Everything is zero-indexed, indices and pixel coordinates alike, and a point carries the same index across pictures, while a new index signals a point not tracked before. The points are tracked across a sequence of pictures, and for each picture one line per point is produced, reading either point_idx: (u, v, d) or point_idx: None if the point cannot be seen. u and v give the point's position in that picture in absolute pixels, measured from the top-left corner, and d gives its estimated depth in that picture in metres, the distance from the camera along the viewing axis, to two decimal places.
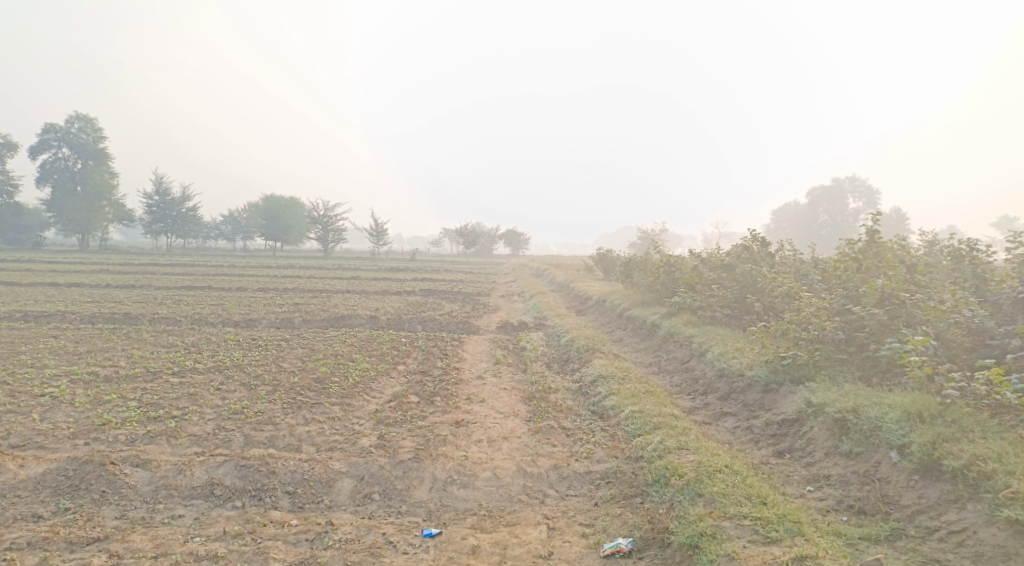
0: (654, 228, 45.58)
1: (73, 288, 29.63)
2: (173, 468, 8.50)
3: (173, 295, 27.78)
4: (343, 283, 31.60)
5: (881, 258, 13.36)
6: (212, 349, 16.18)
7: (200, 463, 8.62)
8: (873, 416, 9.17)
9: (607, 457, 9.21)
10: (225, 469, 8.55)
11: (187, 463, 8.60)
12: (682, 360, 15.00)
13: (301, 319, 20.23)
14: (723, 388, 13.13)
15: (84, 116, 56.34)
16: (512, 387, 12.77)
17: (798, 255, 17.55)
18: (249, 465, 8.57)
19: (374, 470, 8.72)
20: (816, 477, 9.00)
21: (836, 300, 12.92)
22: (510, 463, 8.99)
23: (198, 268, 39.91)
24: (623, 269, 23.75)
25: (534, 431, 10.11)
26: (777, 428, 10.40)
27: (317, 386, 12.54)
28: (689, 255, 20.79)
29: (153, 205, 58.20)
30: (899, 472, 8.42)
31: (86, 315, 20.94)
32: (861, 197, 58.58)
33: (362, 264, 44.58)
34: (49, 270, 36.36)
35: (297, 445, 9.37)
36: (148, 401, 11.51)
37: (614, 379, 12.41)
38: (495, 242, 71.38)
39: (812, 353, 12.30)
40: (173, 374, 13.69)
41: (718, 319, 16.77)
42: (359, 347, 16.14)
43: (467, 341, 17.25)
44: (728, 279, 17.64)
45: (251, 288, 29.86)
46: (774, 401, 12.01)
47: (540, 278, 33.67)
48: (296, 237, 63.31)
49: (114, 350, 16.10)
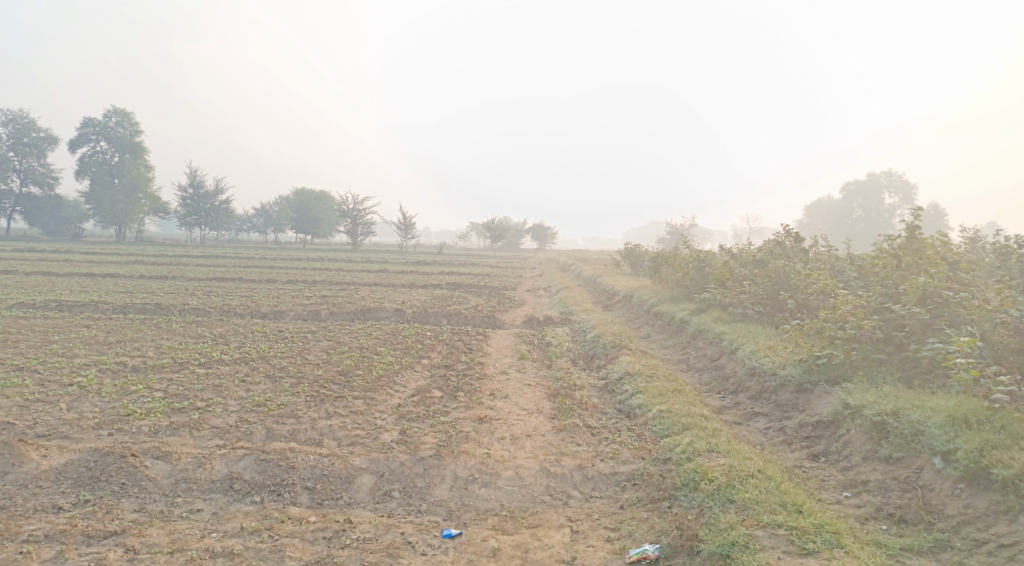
0: (684, 223, 44.95)
1: (108, 278, 30.01)
2: (193, 461, 8.43)
3: (204, 286, 27.99)
4: (370, 276, 31.66)
5: (922, 254, 12.90)
6: (239, 340, 16.20)
7: (220, 456, 8.54)
8: (915, 420, 8.80)
9: (634, 458, 8.95)
10: (244, 463, 8.46)
11: (206, 456, 8.52)
12: (712, 358, 14.66)
13: (328, 311, 20.22)
14: (754, 387, 12.79)
15: (121, 110, 57.14)
16: (537, 382, 12.57)
17: (833, 251, 17.09)
18: (268, 459, 8.47)
19: (395, 467, 8.56)
20: (853, 482, 8.66)
21: (873, 298, 12.50)
22: (534, 462, 8.78)
23: (230, 260, 40.31)
24: (651, 264, 23.40)
25: (559, 429, 9.89)
26: (811, 430, 10.06)
27: (340, 379, 12.44)
28: (720, 250, 20.37)
29: (187, 197, 58.93)
30: (943, 480, 8.04)
31: (117, 305, 21.14)
32: (897, 192, 57.32)
33: (390, 258, 44.66)
34: (86, 261, 36.94)
35: (318, 439, 9.26)
36: (173, 392, 11.50)
37: (642, 377, 12.12)
38: (523, 236, 71.15)
39: (848, 352, 11.94)
40: (199, 365, 13.70)
41: (750, 316, 16.38)
42: (384, 341, 16.05)
43: (492, 336, 17.08)
44: (760, 276, 17.23)
45: (280, 280, 30.03)
46: (808, 402, 11.64)
47: (567, 272, 33.41)
48: (325, 230, 63.73)
49: (143, 340, 16.18)
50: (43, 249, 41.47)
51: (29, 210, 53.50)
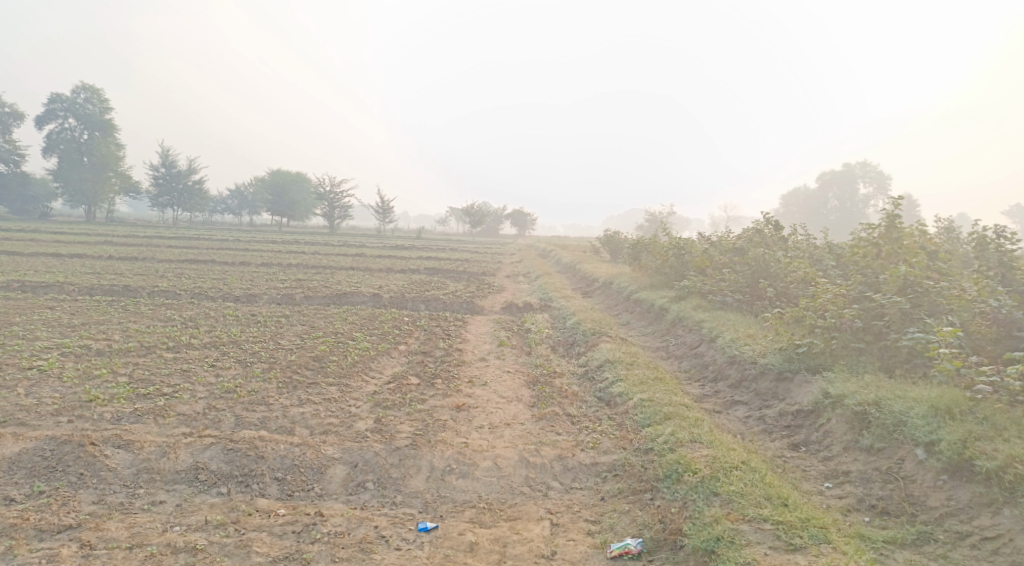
0: (662, 211, 44.88)
1: (76, 259, 29.26)
2: (157, 450, 8.09)
3: (175, 268, 27.37)
4: (347, 260, 31.19)
5: (903, 243, 12.83)
6: (210, 324, 15.77)
7: (185, 445, 8.21)
8: (897, 410, 8.70)
9: (615, 448, 8.77)
10: (211, 452, 8.14)
11: (171, 445, 8.19)
12: (691, 345, 14.53)
13: (302, 295, 19.81)
14: (734, 375, 12.67)
15: (91, 86, 55.71)
16: (516, 370, 12.34)
17: (812, 240, 17.02)
18: (237, 449, 8.16)
19: (369, 457, 8.30)
20: (834, 473, 8.56)
21: (853, 287, 12.43)
22: (512, 452, 8.56)
23: (203, 242, 39.53)
24: (631, 251, 23.22)
25: (538, 417, 9.68)
26: (792, 419, 9.96)
27: (314, 365, 12.12)
28: (701, 237, 20.25)
29: (160, 177, 57.73)
30: (925, 472, 7.95)
31: (85, 286, 20.54)
32: (872, 183, 57.74)
33: (367, 242, 44.08)
34: (53, 241, 35.98)
35: (290, 428, 8.95)
36: (138, 377, 11.11)
37: (622, 364, 11.94)
38: (501, 222, 70.76)
39: (828, 341, 11.84)
40: (167, 350, 13.29)
41: (730, 304, 16.26)
42: (360, 326, 15.72)
43: (470, 321, 16.81)
44: (740, 263, 17.11)
45: (254, 263, 29.48)
46: (788, 391, 11.54)
47: (546, 258, 33.22)
48: (302, 213, 62.87)
49: (109, 323, 15.70)
50: (9, 229, 40.34)
51: None
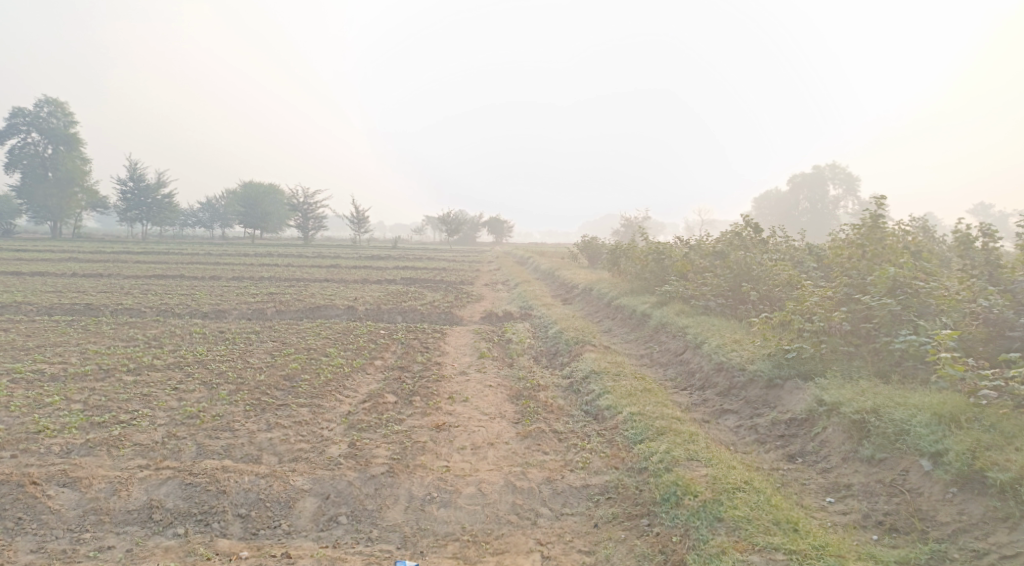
0: (638, 216, 44.65)
1: (38, 277, 28.17)
2: (106, 488, 7.45)
3: (143, 284, 26.49)
4: (321, 271, 30.45)
5: (888, 243, 12.51)
6: (175, 343, 15.05)
7: (139, 481, 7.56)
8: (898, 418, 8.30)
9: (605, 468, 8.26)
10: (167, 488, 7.51)
11: (123, 481, 7.55)
12: (676, 352, 14.09)
13: (274, 309, 19.10)
14: (722, 383, 12.22)
15: (54, 100, 54.32)
16: (497, 383, 11.80)
17: (792, 241, 16.72)
18: (195, 483, 7.53)
19: (342, 488, 7.72)
20: (835, 486, 8.13)
21: (839, 288, 12.09)
22: (496, 476, 8.03)
23: (172, 256, 38.45)
24: (610, 256, 22.81)
25: (523, 435, 9.15)
26: (786, 428, 9.53)
27: (285, 385, 11.48)
28: (680, 241, 19.86)
29: (127, 191, 56.37)
30: (932, 484, 7.56)
31: (44, 306, 19.64)
32: (841, 184, 58.00)
33: (342, 252, 43.30)
34: (16, 259, 34.79)
35: (257, 456, 8.33)
36: (94, 404, 10.43)
37: (608, 375, 11.45)
38: (478, 230, 70.22)
39: (817, 345, 11.40)
40: (128, 372, 12.57)
41: (713, 309, 15.85)
42: (333, 340, 15.08)
43: (449, 333, 16.23)
44: (722, 267, 16.73)
45: (225, 277, 28.63)
46: (779, 399, 11.12)
47: (524, 266, 32.76)
48: (275, 224, 61.89)
49: (67, 344, 14.90)
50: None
51: None
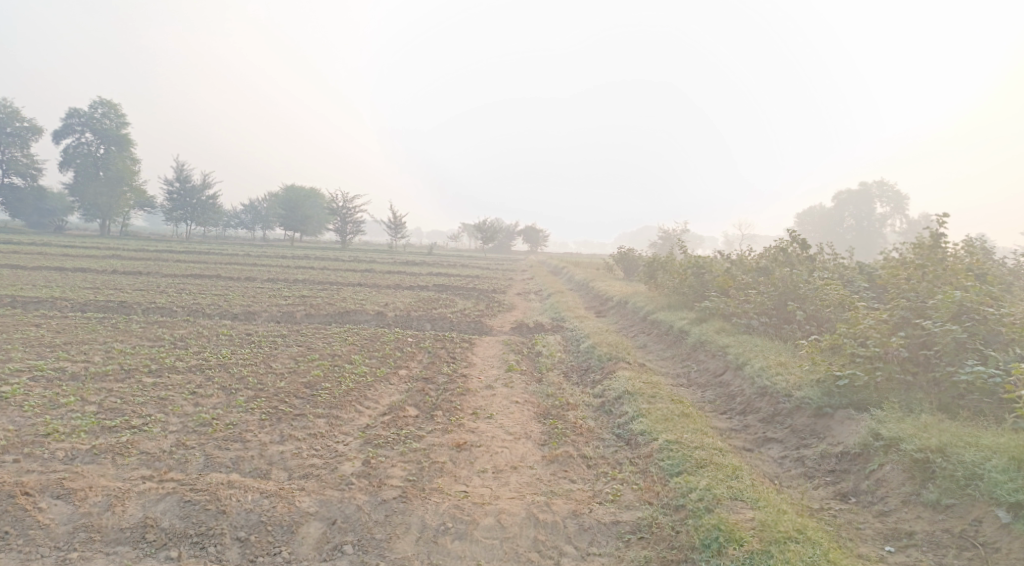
0: (676, 229, 43.66)
1: (79, 274, 28.37)
2: (102, 502, 7.15)
3: (179, 284, 26.50)
4: (356, 276, 30.18)
5: (951, 265, 11.64)
6: (200, 344, 14.74)
7: (136, 496, 7.25)
8: (969, 461, 7.68)
9: (638, 502, 7.59)
10: (165, 505, 7.18)
11: (120, 496, 7.23)
12: (715, 373, 13.32)
13: (303, 313, 18.76)
14: (765, 409, 11.40)
15: (108, 101, 55.37)
16: (525, 400, 11.17)
17: (841, 259, 15.81)
18: (194, 501, 7.18)
19: (350, 512, 7.27)
20: (896, 535, 7.50)
21: (896, 311, 11.22)
22: (518, 505, 7.47)
23: (212, 257, 38.68)
24: (647, 269, 22.02)
25: (549, 459, 8.54)
26: (836, 463, 8.79)
27: (304, 393, 11.01)
28: (721, 256, 19.03)
29: (174, 191, 57.12)
30: (1011, 539, 6.99)
31: (78, 302, 19.58)
32: (888, 203, 56.14)
33: (378, 258, 43.13)
34: (63, 255, 35.26)
35: (266, 471, 7.88)
36: (108, 406, 10.10)
37: (643, 397, 10.73)
38: (514, 239, 69.77)
39: (871, 373, 10.57)
40: (149, 374, 12.24)
41: (755, 328, 14.98)
42: (359, 347, 14.62)
43: (478, 343, 15.67)
44: (766, 284, 15.87)
45: (260, 278, 28.52)
46: (829, 429, 10.29)
47: (559, 276, 32.08)
48: (314, 228, 62.23)
49: (93, 342, 14.68)
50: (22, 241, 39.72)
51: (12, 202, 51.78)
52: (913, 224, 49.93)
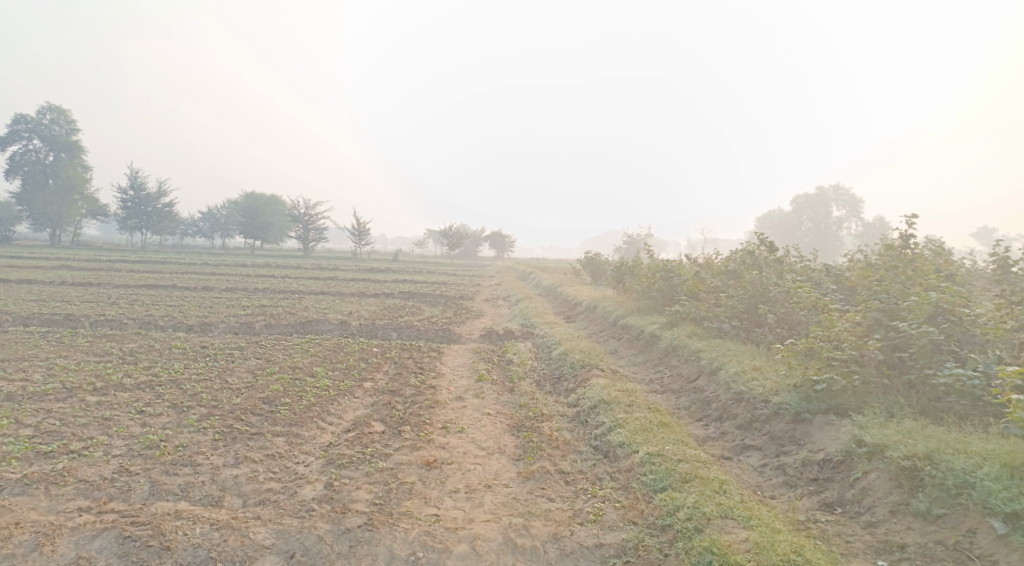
0: (640, 233, 43.62)
1: (26, 285, 27.08)
2: (29, 541, 6.56)
3: (132, 295, 25.46)
4: (319, 284, 29.38)
5: (922, 266, 11.48)
6: (152, 359, 13.97)
7: (68, 532, 6.66)
8: (960, 469, 7.43)
9: (621, 522, 7.20)
10: (101, 542, 6.60)
11: (50, 533, 6.65)
12: (689, 379, 12.99)
13: (263, 324, 18.02)
14: (742, 415, 11.04)
15: (57, 107, 53.54)
16: (496, 412, 10.68)
17: (810, 260, 15.64)
18: (134, 537, 6.61)
19: (310, 544, 6.74)
20: (887, 549, 7.22)
21: (870, 313, 11.00)
22: (493, 530, 7.02)
23: (168, 266, 37.36)
24: (614, 274, 21.69)
25: (524, 476, 8.09)
26: (820, 470, 8.48)
27: (262, 410, 10.38)
28: (688, 259, 18.80)
29: (128, 200, 55.41)
30: (1009, 551, 6.76)
31: (21, 316, 18.54)
32: (844, 206, 56.96)
33: (342, 265, 42.22)
34: (9, 266, 33.71)
35: (218, 498, 7.31)
36: (45, 430, 9.41)
37: (619, 406, 10.31)
38: (479, 245, 69.33)
39: (849, 377, 10.31)
40: (93, 392, 11.47)
41: (727, 332, 14.70)
42: (321, 359, 13.98)
43: (446, 352, 15.14)
44: (736, 287, 15.59)
45: (219, 288, 27.56)
46: (809, 435, 9.99)
47: (526, 281, 31.65)
48: (276, 236, 61.00)
49: (35, 359, 13.81)
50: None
51: None
52: (869, 227, 50.73)
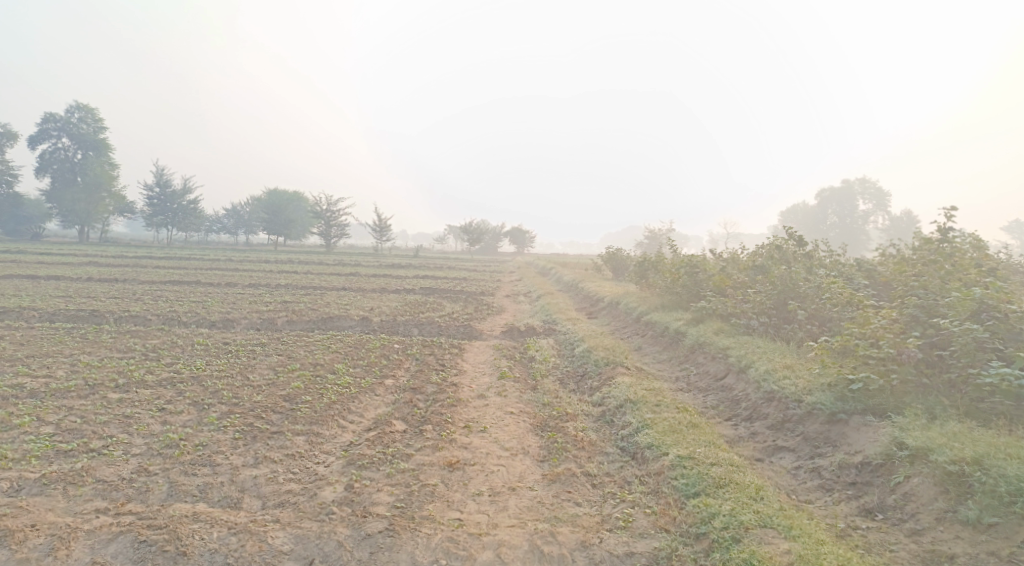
0: (661, 228, 43.11)
1: (52, 282, 27.28)
2: (44, 545, 6.43)
3: (156, 290, 25.56)
4: (341, 280, 29.31)
5: (962, 261, 11.03)
6: (174, 355, 13.89)
7: (84, 536, 6.53)
8: (1012, 475, 7.06)
9: (652, 530, 6.95)
10: (117, 546, 6.46)
11: (65, 537, 6.51)
12: (717, 377, 12.64)
13: (284, 320, 17.91)
14: (773, 415, 10.67)
15: (85, 106, 54.03)
16: (520, 410, 10.42)
17: (840, 255, 15.17)
18: (150, 542, 6.46)
19: (330, 550, 6.55)
20: (934, 558, 6.88)
21: (908, 310, 10.58)
22: (519, 536, 6.79)
23: (193, 262, 37.57)
24: (637, 269, 21.31)
25: (550, 478, 7.83)
26: (858, 474, 8.14)
27: (283, 408, 10.21)
28: (713, 254, 18.38)
29: (154, 197, 55.90)
30: None
31: (46, 312, 18.58)
32: (870, 200, 55.89)
33: (363, 261, 42.20)
34: (37, 262, 34.07)
35: (237, 500, 7.15)
36: (66, 428, 9.32)
37: (646, 406, 10.01)
38: (500, 240, 69.16)
39: (887, 377, 9.92)
40: (115, 389, 11.40)
41: (755, 329, 14.29)
42: (343, 355, 13.82)
43: (467, 348, 14.91)
44: (764, 283, 15.10)
45: (241, 284, 27.60)
46: (845, 437, 9.61)
47: (547, 276, 31.37)
48: (298, 232, 61.23)
49: (58, 355, 13.79)
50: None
51: None
52: (896, 222, 49.74)
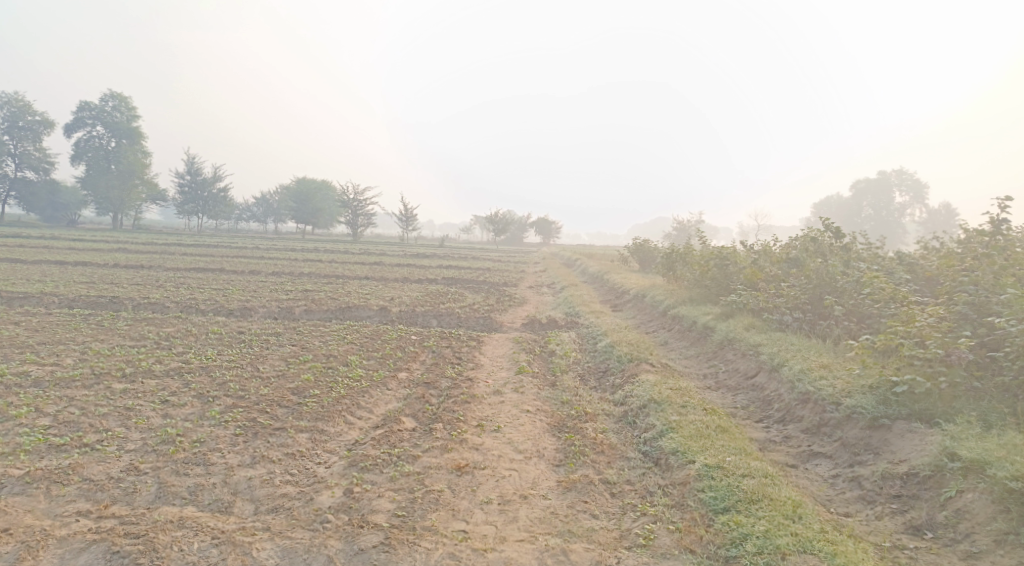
0: (690, 220, 42.15)
1: (79, 268, 27.22)
2: (12, 553, 6.08)
3: (180, 278, 25.39)
4: (364, 269, 28.94)
5: (1018, 255, 10.19)
6: (186, 344, 13.52)
7: (54, 544, 6.16)
8: None
9: (676, 550, 6.38)
10: (89, 557, 6.08)
11: (36, 544, 6.16)
12: (748, 375, 11.92)
13: (302, 309, 17.51)
14: (809, 418, 9.94)
15: (119, 94, 54.31)
16: (537, 409, 9.83)
17: (880, 248, 14.26)
18: (123, 554, 6.08)
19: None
20: None
21: (959, 307, 9.76)
22: (526, 554, 6.27)
23: (220, 250, 37.51)
24: (664, 261, 20.56)
25: (566, 486, 7.26)
26: (903, 487, 7.44)
27: (289, 401, 9.74)
28: (743, 245, 17.58)
29: (185, 185, 56.13)
30: None
31: (66, 298, 18.37)
32: (907, 192, 54.23)
33: (388, 251, 41.84)
34: (68, 248, 34.15)
35: (227, 504, 6.73)
36: (64, 420, 8.95)
37: (672, 407, 9.35)
38: (526, 231, 68.57)
39: (935, 380, 9.14)
40: (122, 379, 11.04)
41: (788, 325, 13.52)
42: (357, 347, 13.36)
43: (486, 341, 14.34)
44: (798, 276, 14.30)
45: (265, 272, 27.33)
46: (889, 444, 8.87)
47: (572, 267, 30.68)
48: (326, 221, 61.14)
49: (70, 342, 13.48)
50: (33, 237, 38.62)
51: (25, 196, 50.81)
52: (934, 214, 48.13)
